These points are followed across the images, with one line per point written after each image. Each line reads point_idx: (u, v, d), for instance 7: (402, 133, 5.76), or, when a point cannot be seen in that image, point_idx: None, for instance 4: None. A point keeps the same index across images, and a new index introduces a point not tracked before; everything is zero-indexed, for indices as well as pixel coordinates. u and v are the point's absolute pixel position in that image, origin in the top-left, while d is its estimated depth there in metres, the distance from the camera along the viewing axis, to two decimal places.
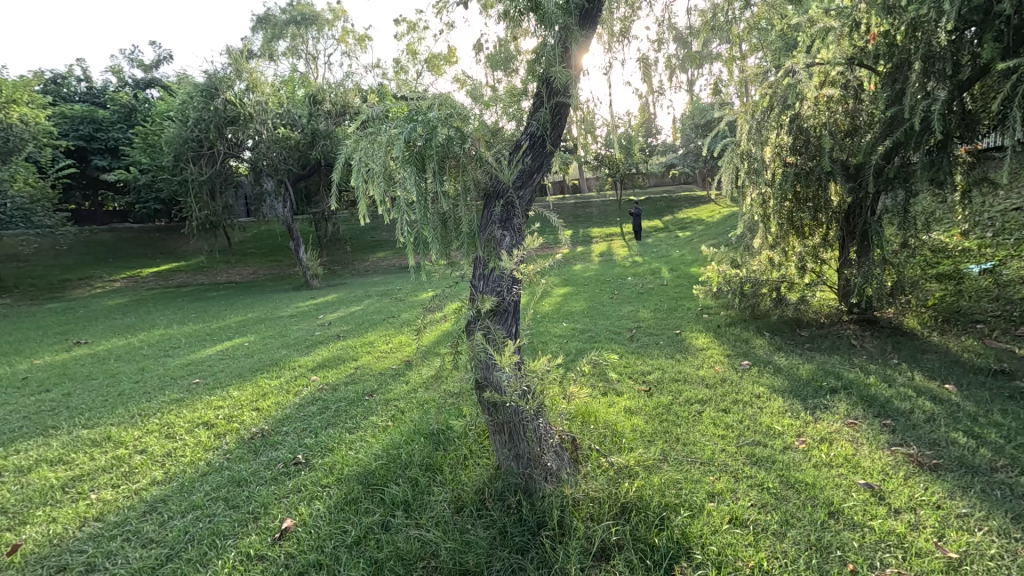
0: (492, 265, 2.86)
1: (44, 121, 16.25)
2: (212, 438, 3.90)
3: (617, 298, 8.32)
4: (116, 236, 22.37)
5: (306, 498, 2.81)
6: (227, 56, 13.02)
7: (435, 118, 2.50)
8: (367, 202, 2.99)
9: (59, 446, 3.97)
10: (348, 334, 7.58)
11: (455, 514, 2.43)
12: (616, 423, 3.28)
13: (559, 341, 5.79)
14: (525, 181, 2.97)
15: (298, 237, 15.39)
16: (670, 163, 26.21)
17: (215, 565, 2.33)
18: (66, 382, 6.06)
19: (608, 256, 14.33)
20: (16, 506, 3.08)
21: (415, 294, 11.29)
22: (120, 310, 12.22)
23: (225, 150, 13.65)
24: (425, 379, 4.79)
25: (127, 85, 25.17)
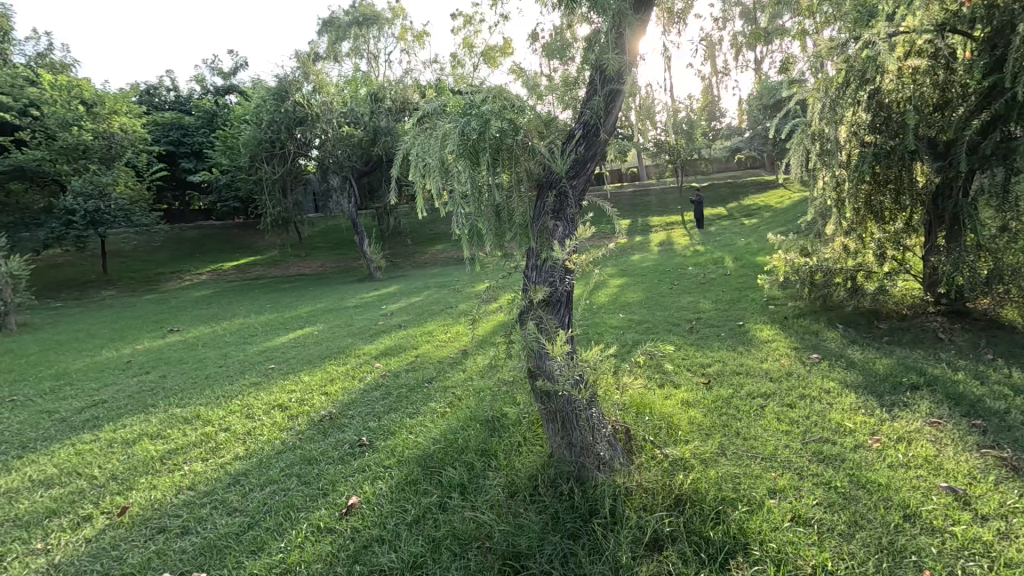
0: (544, 255, 2.86)
1: (140, 129, 17.95)
2: (286, 419, 4.21)
3: (677, 289, 8.08)
4: (201, 233, 24.32)
5: (370, 478, 2.97)
6: (296, 59, 13.76)
7: (488, 111, 2.58)
8: (425, 196, 3.10)
9: (158, 422, 4.43)
10: (408, 324, 7.88)
11: (509, 498, 2.49)
12: (673, 415, 3.22)
13: (615, 332, 5.72)
14: (579, 171, 2.93)
15: (362, 231, 16.05)
16: (734, 147, 24.99)
17: (290, 534, 2.52)
18: (161, 365, 6.73)
19: (667, 245, 13.92)
20: (124, 473, 3.48)
21: (472, 286, 11.50)
22: (206, 301, 13.31)
23: (295, 150, 14.48)
24: (482, 367, 4.90)
25: (209, 92, 27.10)
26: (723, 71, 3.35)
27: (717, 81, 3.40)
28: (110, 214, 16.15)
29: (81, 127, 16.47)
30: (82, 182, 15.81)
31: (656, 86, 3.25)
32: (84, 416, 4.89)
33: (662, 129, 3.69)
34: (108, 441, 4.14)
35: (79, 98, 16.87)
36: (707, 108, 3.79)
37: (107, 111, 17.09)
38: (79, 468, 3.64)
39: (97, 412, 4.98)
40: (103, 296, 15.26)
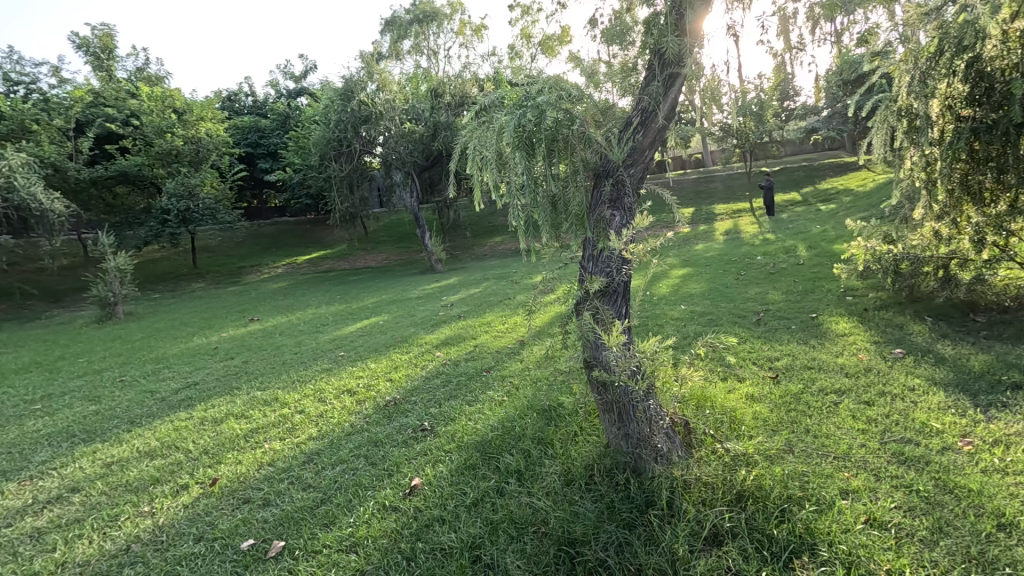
0: (600, 245, 2.84)
1: (223, 134, 19.39)
2: (354, 404, 4.46)
3: (744, 280, 7.72)
4: (277, 229, 26.00)
5: (431, 461, 3.11)
6: (360, 59, 14.29)
7: (544, 102, 2.61)
8: (482, 188, 3.16)
9: (242, 403, 4.84)
10: (468, 314, 8.07)
11: (565, 486, 2.52)
12: (736, 409, 3.12)
13: (675, 324, 5.58)
14: (637, 159, 2.87)
15: (423, 225, 16.50)
16: (810, 127, 23.39)
17: (358, 510, 2.68)
18: (244, 351, 7.30)
19: (734, 234, 13.31)
20: (214, 448, 3.84)
21: (530, 277, 11.54)
22: (283, 292, 14.25)
23: (361, 147, 15.11)
24: (539, 358, 4.94)
25: (282, 95, 28.78)
26: (798, 46, 3.11)
27: (791, 57, 3.16)
28: (198, 213, 17.62)
29: (173, 134, 18.06)
30: (175, 184, 17.38)
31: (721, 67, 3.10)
32: (179, 396, 5.42)
33: (729, 112, 3.50)
34: (200, 419, 4.58)
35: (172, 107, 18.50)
36: (779, 87, 3.56)
37: (195, 118, 18.59)
38: (177, 442, 4.06)
39: (191, 392, 5.50)
40: (194, 288, 16.72)
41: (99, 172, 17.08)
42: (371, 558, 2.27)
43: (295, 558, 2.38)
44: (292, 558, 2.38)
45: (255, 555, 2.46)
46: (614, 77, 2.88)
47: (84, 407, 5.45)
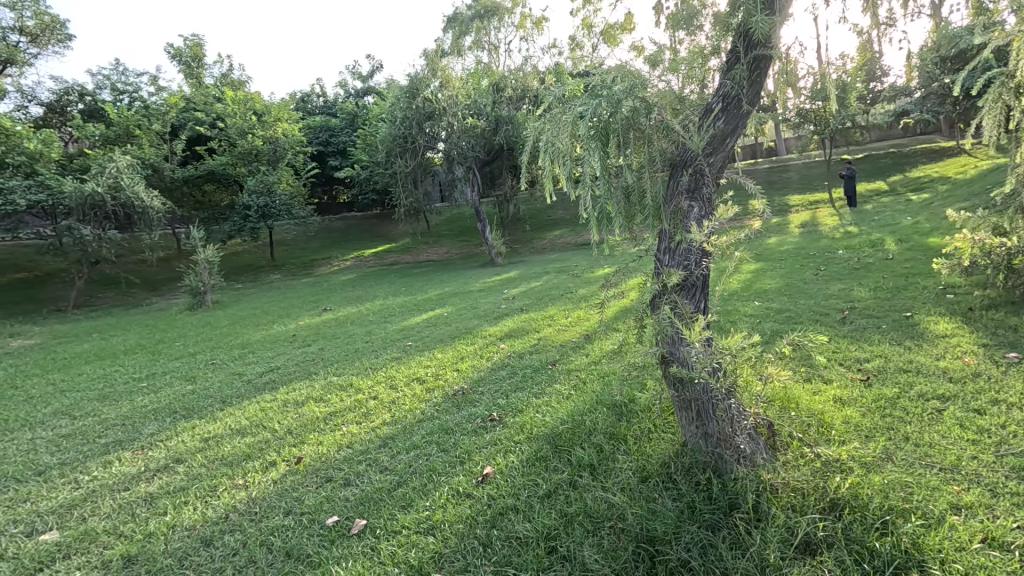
0: (678, 237, 2.74)
1: (297, 133, 20.51)
2: (423, 391, 4.61)
3: (824, 275, 7.23)
4: (346, 223, 27.26)
5: (501, 450, 3.15)
6: (424, 57, 14.61)
7: (619, 91, 2.59)
8: (552, 181, 3.15)
9: (320, 388, 5.13)
10: (530, 307, 8.10)
11: (640, 483, 2.48)
12: (824, 412, 2.94)
13: (749, 320, 5.33)
14: (717, 147, 2.74)
15: (484, 219, 16.70)
16: (901, 110, 21.49)
17: (434, 494, 2.77)
18: (318, 339, 7.73)
19: (812, 226, 12.52)
20: (298, 429, 4.10)
21: (591, 271, 11.43)
22: (352, 284, 14.94)
23: (424, 143, 15.49)
24: (605, 352, 4.88)
25: (351, 94, 30.06)
26: (888, 22, 2.74)
27: (879, 34, 2.80)
28: (276, 208, 18.77)
29: (254, 135, 19.34)
30: (256, 181, 18.65)
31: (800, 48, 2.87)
32: (264, 379, 5.83)
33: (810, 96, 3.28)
34: (283, 401, 4.89)
35: (253, 109, 19.81)
36: (867, 66, 3.22)
37: (272, 119, 19.82)
38: (264, 422, 4.36)
39: (274, 376, 5.90)
40: (272, 279, 17.84)
41: (190, 172, 18.58)
42: (448, 542, 2.32)
43: (377, 537, 2.47)
44: (373, 537, 2.48)
45: (339, 531, 2.58)
46: (694, 60, 2.76)
47: (183, 386, 5.99)
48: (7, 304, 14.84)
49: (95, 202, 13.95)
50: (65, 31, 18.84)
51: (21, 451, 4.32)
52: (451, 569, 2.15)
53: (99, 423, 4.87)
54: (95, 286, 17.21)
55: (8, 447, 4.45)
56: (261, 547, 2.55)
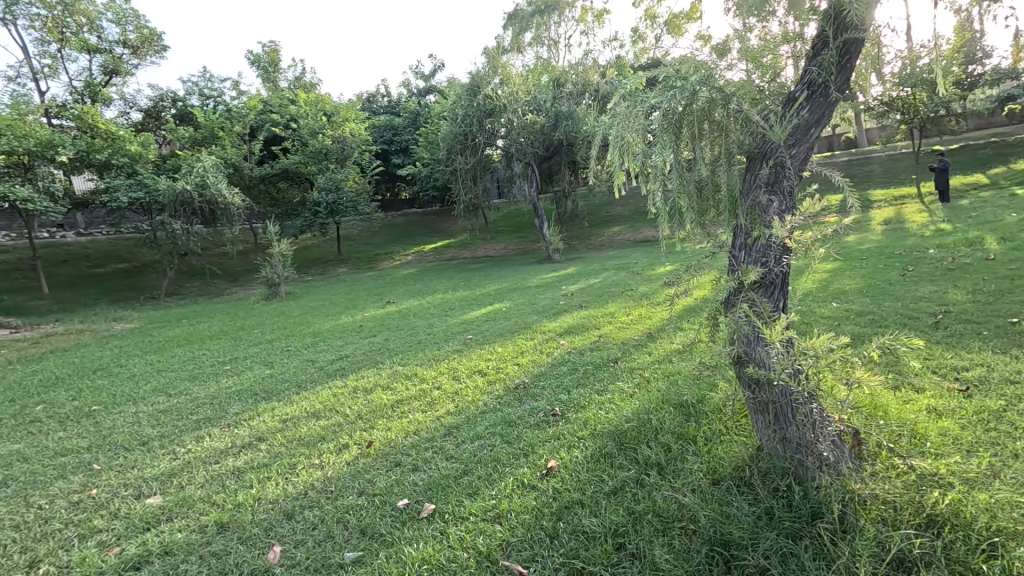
0: (756, 233, 2.61)
1: (363, 132, 21.38)
2: (486, 383, 4.70)
3: (912, 276, 6.69)
4: (408, 219, 28.12)
5: (565, 445, 3.16)
6: (485, 54, 14.79)
7: (696, 82, 2.54)
8: (621, 175, 3.12)
9: (387, 376, 5.36)
10: (589, 303, 8.04)
11: (712, 486, 2.41)
12: (917, 423, 2.73)
13: (827, 323, 5.02)
14: (800, 138, 2.57)
15: (542, 215, 16.70)
16: (1005, 95, 19.39)
17: (499, 483, 2.82)
18: (382, 330, 8.05)
19: (896, 223, 11.60)
20: (367, 414, 4.30)
21: (653, 268, 11.16)
22: (413, 278, 15.42)
23: (484, 140, 15.70)
24: (669, 351, 4.76)
25: (413, 94, 30.96)
26: None
27: (981, 11, 2.57)
28: (343, 205, 19.68)
29: (324, 134, 20.37)
30: (326, 179, 19.68)
31: (888, 29, 2.68)
32: (334, 366, 6.15)
33: (896, 82, 3.05)
34: (353, 387, 5.14)
35: (323, 110, 20.86)
36: (964, 48, 2.97)
37: (341, 120, 20.80)
38: (335, 406, 4.60)
39: (344, 363, 6.22)
40: (339, 272, 18.73)
41: (266, 171, 19.82)
42: (515, 531, 2.36)
43: (446, 521, 2.55)
44: (442, 521, 2.56)
45: (409, 514, 2.68)
46: (770, 49, 2.67)
47: (263, 369, 6.44)
48: (111, 292, 16.48)
49: (185, 199, 15.21)
50: (160, 42, 20.56)
51: (128, 423, 4.80)
52: (518, 558, 2.19)
53: (191, 401, 5.32)
54: (183, 276, 18.75)
55: (116, 419, 4.96)
56: (338, 523, 2.69)
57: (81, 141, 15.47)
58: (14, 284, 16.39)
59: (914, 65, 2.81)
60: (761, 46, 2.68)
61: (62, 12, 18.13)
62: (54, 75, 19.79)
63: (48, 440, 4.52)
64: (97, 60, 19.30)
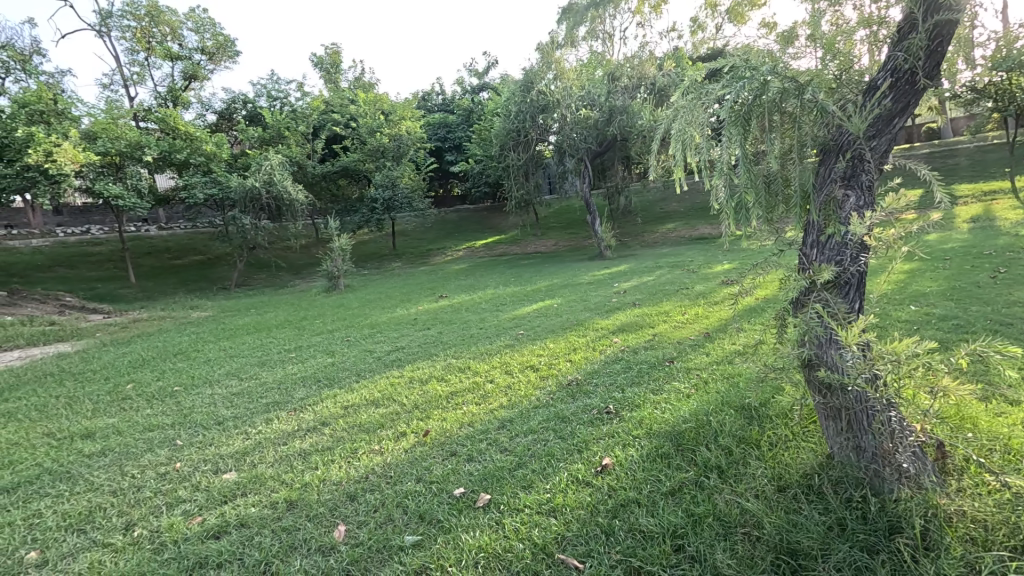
0: (831, 229, 2.47)
1: (418, 130, 21.87)
2: (538, 378, 4.73)
3: (1005, 278, 6.11)
4: (460, 216, 28.56)
5: (620, 443, 3.13)
6: (538, 50, 14.75)
7: (767, 72, 2.44)
8: (685, 170, 3.04)
9: (441, 368, 5.49)
10: (643, 301, 7.89)
11: (777, 492, 2.32)
12: (1011, 438, 2.51)
13: (905, 327, 4.68)
14: (882, 129, 2.40)
15: (594, 211, 16.50)
16: None
17: (554, 478, 2.83)
18: (436, 323, 8.24)
19: (985, 221, 10.63)
20: (423, 404, 4.42)
21: (709, 266, 10.78)
22: (464, 273, 15.65)
23: (537, 136, 15.68)
24: (729, 352, 4.60)
25: (467, 91, 31.35)
26: None
27: None
28: (398, 201, 20.26)
29: (381, 133, 21.03)
30: (383, 177, 20.30)
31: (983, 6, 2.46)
32: (391, 357, 6.36)
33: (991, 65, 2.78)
34: (409, 377, 5.30)
35: (381, 109, 21.50)
36: None
37: (398, 118, 21.38)
38: (392, 396, 4.76)
39: (400, 354, 6.43)
40: (393, 267, 19.30)
41: (328, 169, 20.68)
42: (570, 526, 2.37)
43: (501, 512, 2.59)
44: (498, 511, 2.60)
45: (466, 502, 2.74)
46: (846, 35, 2.52)
47: (324, 358, 6.75)
48: (188, 282, 17.76)
49: (254, 196, 16.13)
50: (233, 48, 21.86)
51: (205, 403, 5.18)
52: (574, 553, 2.19)
53: (261, 385, 5.68)
54: (251, 268, 19.91)
55: (195, 399, 5.36)
56: (398, 507, 2.79)
57: (164, 142, 16.74)
58: (106, 273, 17.99)
59: (1014, 47, 2.56)
60: (837, 31, 2.53)
61: (149, 23, 19.64)
62: (142, 82, 21.51)
63: (138, 416, 4.96)
64: (178, 66, 20.79)
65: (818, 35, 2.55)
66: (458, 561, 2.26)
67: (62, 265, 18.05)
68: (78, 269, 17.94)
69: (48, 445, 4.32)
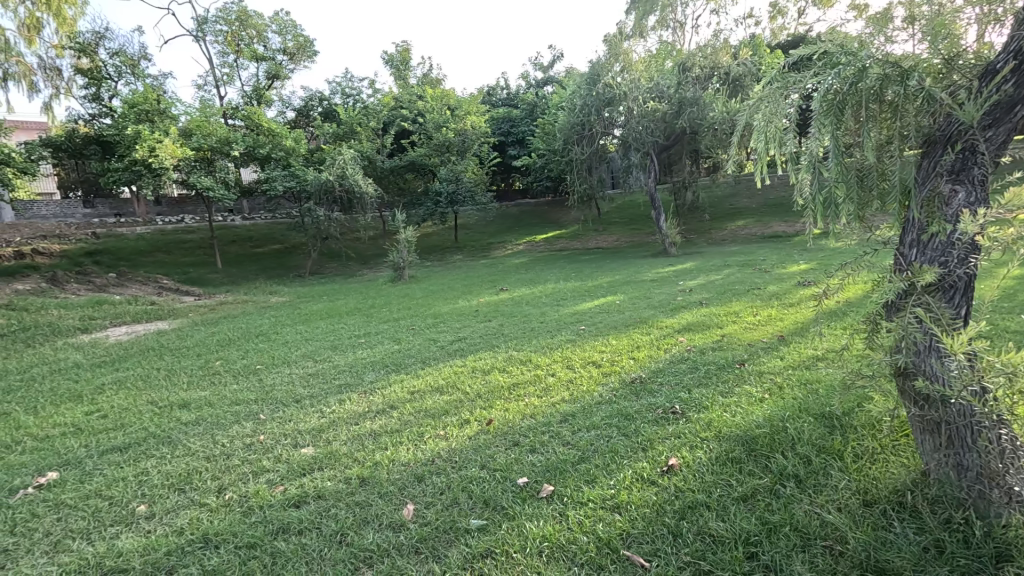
0: (933, 228, 2.24)
1: (483, 124, 22.14)
2: (600, 375, 4.69)
3: None
4: (521, 210, 28.69)
5: (687, 444, 3.04)
6: (606, 41, 14.47)
7: (868, 57, 2.28)
8: (769, 163, 2.90)
9: (502, 360, 5.57)
10: (710, 301, 7.61)
11: (863, 507, 2.19)
12: None
13: (1016, 339, 4.22)
14: (1001, 115, 2.11)
15: (659, 207, 16.03)
16: None
17: (618, 474, 2.81)
18: (497, 316, 8.36)
19: None
20: (486, 394, 4.51)
21: (784, 266, 10.19)
22: (524, 267, 15.74)
23: (602, 130, 15.41)
24: (806, 357, 4.35)
25: (531, 85, 31.40)
26: None
27: None
28: (461, 194, 20.66)
29: (447, 128, 21.51)
30: (447, 171, 20.76)
31: None
32: (455, 346, 6.53)
33: None
34: (472, 367, 5.43)
35: (447, 104, 21.95)
36: None
37: (463, 113, 21.81)
38: (455, 384, 4.89)
39: (463, 344, 6.58)
40: (455, 259, 19.72)
41: (396, 163, 21.40)
42: (635, 523, 2.34)
43: (565, 503, 2.61)
44: (561, 503, 2.62)
45: (530, 492, 2.78)
46: (957, 16, 2.28)
47: (391, 344, 7.04)
48: (268, 269, 19.02)
49: (328, 188, 17.00)
50: (312, 48, 23.09)
51: (285, 382, 5.57)
52: (639, 550, 2.17)
53: (334, 367, 6.02)
54: (324, 257, 21.03)
55: (275, 377, 5.77)
56: (463, 491, 2.87)
57: (249, 138, 17.99)
58: (198, 259, 19.62)
59: None
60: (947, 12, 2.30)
61: (239, 27, 21.14)
62: (231, 82, 23.20)
63: (227, 389, 5.41)
64: (263, 67, 22.24)
65: (924, 16, 2.31)
66: (522, 547, 2.31)
67: (161, 251, 19.88)
68: (173, 255, 19.69)
69: (152, 412, 4.81)
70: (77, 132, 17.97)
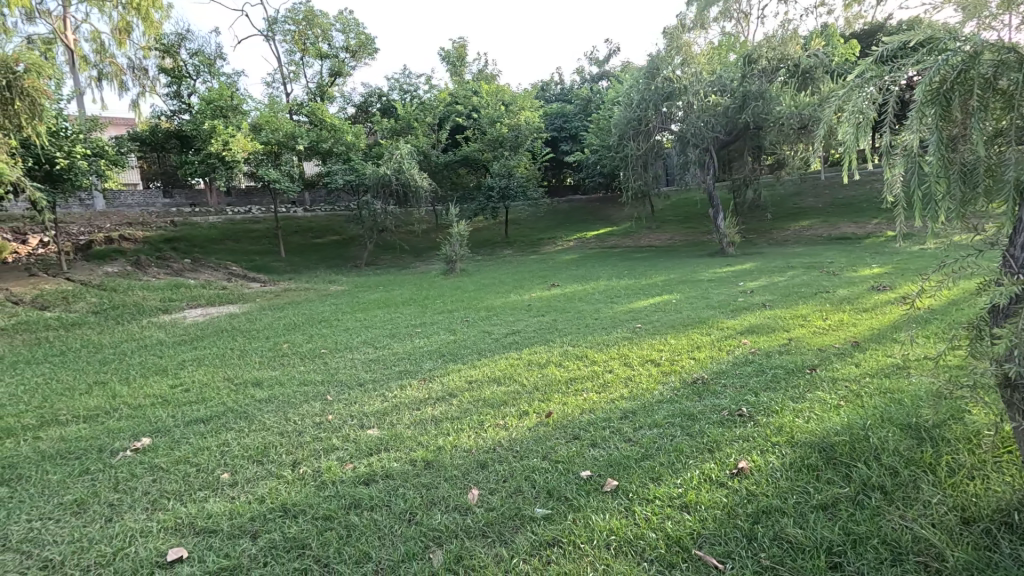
0: None
1: (536, 119, 22.08)
2: (660, 373, 4.60)
3: None
4: (572, 206, 28.46)
5: (757, 448, 2.94)
6: (665, 33, 13.99)
7: (981, 41, 2.08)
8: (857, 158, 2.72)
9: (558, 354, 5.57)
10: (774, 303, 7.28)
11: (961, 525, 2.05)
12: None
13: None
14: None
15: (718, 205, 15.47)
16: None
17: (685, 474, 2.75)
18: (549, 311, 8.36)
19: None
20: (543, 387, 4.53)
21: (854, 269, 9.59)
22: (574, 264, 15.65)
23: (659, 124, 15.00)
24: (884, 365, 4.09)
25: (586, 80, 31.07)
26: None
27: None
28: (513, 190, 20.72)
29: (501, 123, 21.60)
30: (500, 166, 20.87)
31: None
32: (509, 339, 6.59)
33: None
34: (527, 360, 5.46)
35: (502, 99, 22.03)
36: None
37: (517, 108, 21.93)
38: (512, 376, 4.93)
39: (517, 338, 6.62)
40: (505, 254, 19.85)
41: (450, 158, 21.72)
42: (707, 524, 2.29)
43: (630, 499, 2.59)
44: (626, 498, 2.60)
45: (593, 485, 2.77)
46: None
47: (446, 335, 7.19)
48: (327, 259, 19.82)
49: (385, 182, 17.50)
50: (373, 46, 23.77)
51: (348, 366, 5.81)
52: (712, 551, 2.12)
53: (394, 354, 6.21)
54: (379, 249, 21.68)
55: (339, 361, 6.03)
56: (526, 480, 2.90)
57: (313, 133, 18.78)
58: (264, 248, 20.72)
59: None
60: None
61: (306, 26, 22.07)
62: (297, 79, 24.29)
63: (295, 370, 5.70)
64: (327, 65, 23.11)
65: None
66: (590, 539, 2.31)
67: (231, 239, 21.13)
68: (242, 243, 20.89)
69: (229, 388, 5.14)
70: (160, 127, 19.33)
